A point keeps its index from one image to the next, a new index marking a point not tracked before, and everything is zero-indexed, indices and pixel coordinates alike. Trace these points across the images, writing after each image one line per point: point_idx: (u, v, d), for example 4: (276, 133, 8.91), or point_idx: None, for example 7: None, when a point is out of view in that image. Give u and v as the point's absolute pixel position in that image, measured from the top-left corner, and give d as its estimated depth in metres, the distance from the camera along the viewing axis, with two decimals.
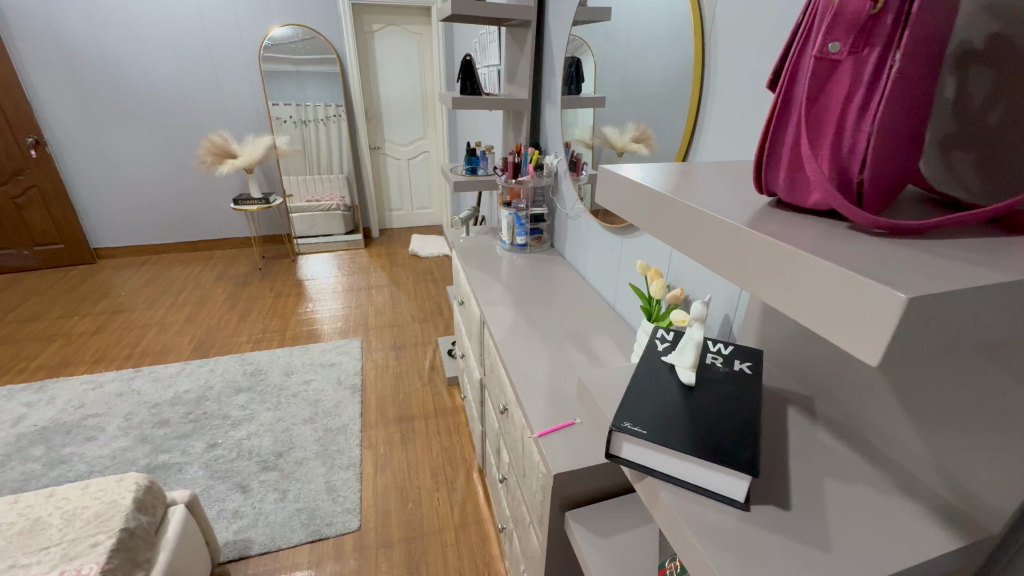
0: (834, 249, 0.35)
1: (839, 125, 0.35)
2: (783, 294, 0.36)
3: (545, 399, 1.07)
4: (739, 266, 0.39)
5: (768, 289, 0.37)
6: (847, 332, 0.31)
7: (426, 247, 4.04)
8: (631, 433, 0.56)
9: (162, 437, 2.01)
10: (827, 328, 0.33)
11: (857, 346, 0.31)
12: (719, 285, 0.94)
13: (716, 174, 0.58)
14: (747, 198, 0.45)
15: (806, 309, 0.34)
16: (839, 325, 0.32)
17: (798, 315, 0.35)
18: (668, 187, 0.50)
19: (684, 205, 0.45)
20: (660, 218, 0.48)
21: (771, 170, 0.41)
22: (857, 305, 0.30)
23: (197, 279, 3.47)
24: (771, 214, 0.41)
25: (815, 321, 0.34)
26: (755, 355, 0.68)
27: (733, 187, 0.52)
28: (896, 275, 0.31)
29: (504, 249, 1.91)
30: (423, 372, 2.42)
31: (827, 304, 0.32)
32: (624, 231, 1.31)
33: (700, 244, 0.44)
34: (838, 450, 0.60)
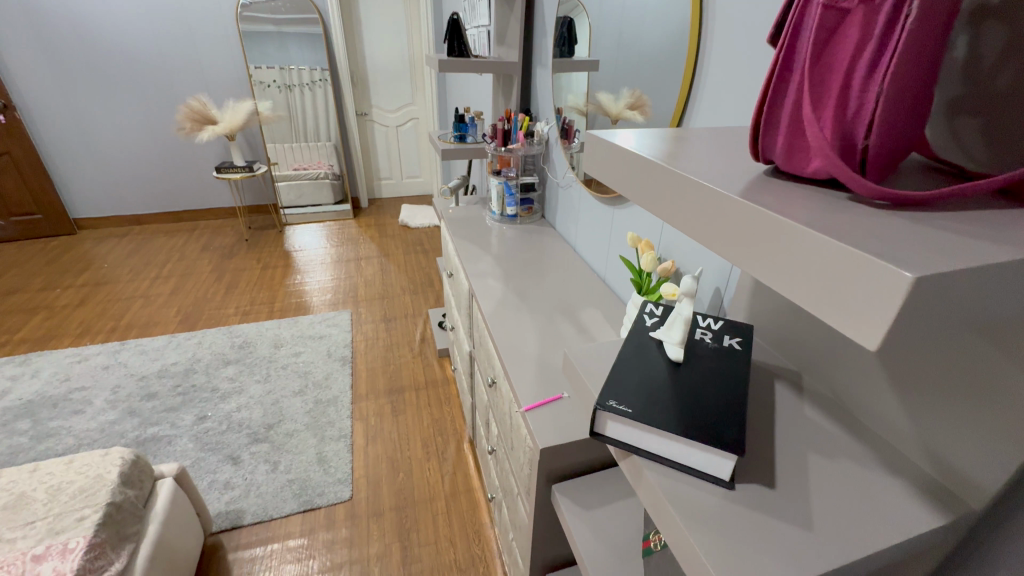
0: (834, 222, 0.32)
1: (844, 83, 0.32)
2: (777, 272, 0.34)
3: (533, 373, 1.06)
4: (732, 241, 0.37)
5: (762, 266, 0.35)
6: (846, 314, 0.29)
7: (416, 217, 3.97)
8: (618, 412, 0.54)
9: (151, 409, 2.00)
10: (824, 309, 0.31)
11: (854, 329, 0.29)
12: (710, 258, 0.92)
13: (711, 140, 0.55)
14: (742, 167, 0.42)
15: (803, 289, 0.32)
16: (838, 306, 0.29)
17: (794, 295, 0.33)
18: (660, 155, 0.46)
19: (676, 174, 0.42)
20: (651, 189, 0.45)
21: (769, 135, 0.38)
22: (858, 284, 0.28)
23: (182, 250, 3.40)
24: (766, 184, 0.38)
25: (810, 301, 0.31)
26: (745, 331, 0.66)
27: (728, 155, 0.48)
28: (901, 251, 0.28)
29: (493, 220, 1.87)
30: (414, 344, 2.41)
31: (825, 284, 0.30)
32: (616, 201, 1.28)
33: (691, 216, 0.41)
34: (825, 426, 0.58)
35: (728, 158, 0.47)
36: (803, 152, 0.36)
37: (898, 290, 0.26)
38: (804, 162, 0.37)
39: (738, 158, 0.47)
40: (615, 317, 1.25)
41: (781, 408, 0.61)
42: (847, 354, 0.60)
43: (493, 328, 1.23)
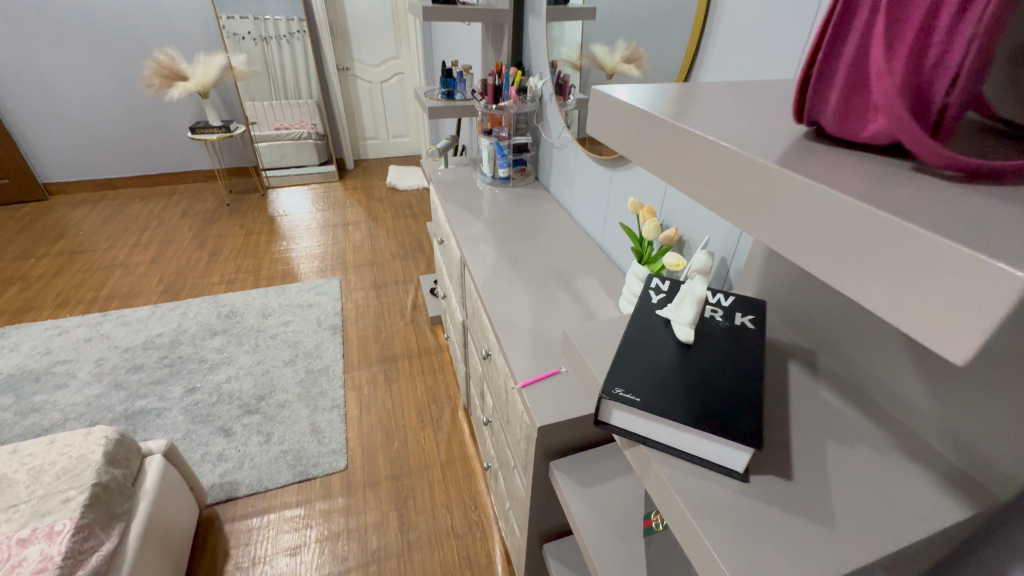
0: (901, 200, 0.27)
1: (924, 20, 0.26)
2: (825, 259, 0.28)
3: (529, 347, 1.02)
4: (770, 218, 0.31)
5: (807, 251, 0.30)
6: (917, 313, 0.24)
7: (404, 179, 3.83)
8: (624, 401, 0.50)
9: (137, 382, 1.96)
10: (889, 306, 0.25)
11: (931, 332, 0.23)
12: (717, 226, 0.87)
13: (732, 96, 0.48)
14: (776, 130, 0.36)
15: (860, 281, 0.26)
16: (907, 302, 0.24)
17: (849, 289, 0.27)
18: (678, 115, 0.40)
19: (697, 138, 0.36)
20: (668, 155, 0.39)
21: (819, 91, 0.32)
22: (936, 275, 0.23)
23: (160, 216, 3.27)
24: (810, 151, 0.32)
25: (869, 296, 0.26)
26: (758, 308, 0.62)
27: (756, 113, 0.42)
28: (990, 236, 0.23)
29: (484, 182, 1.78)
30: (405, 311, 2.37)
31: (893, 276, 0.25)
32: (614, 161, 1.21)
33: (718, 189, 0.35)
34: (841, 410, 0.55)
35: (758, 117, 0.41)
36: (861, 111, 0.30)
37: (989, 286, 0.20)
38: (861, 125, 0.31)
39: (770, 117, 0.41)
40: (614, 286, 1.20)
41: (795, 391, 0.58)
42: (869, 333, 0.56)
43: (486, 298, 1.18)
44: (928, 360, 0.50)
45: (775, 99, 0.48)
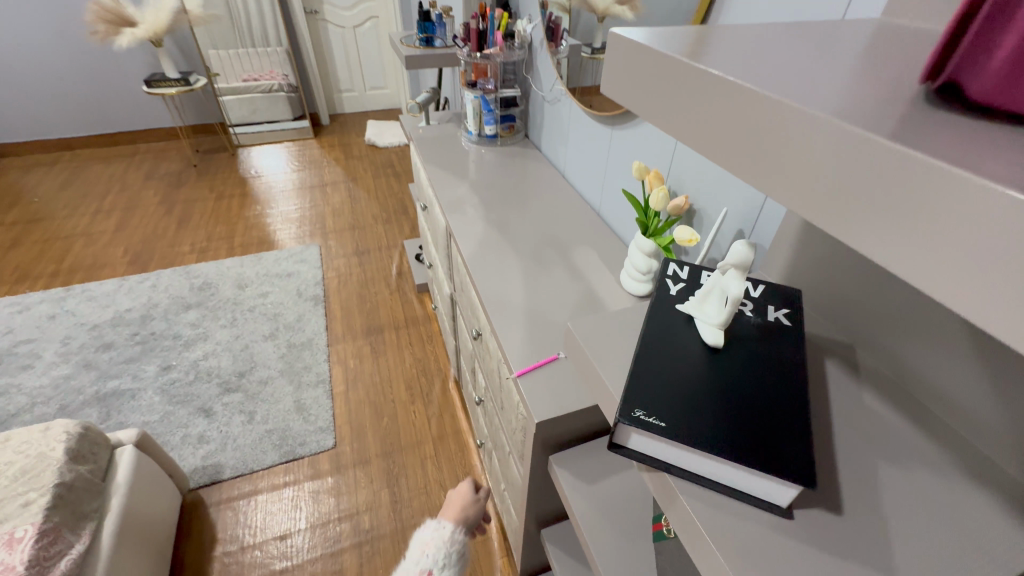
0: (958, 142, 0.21)
1: None
2: (826, 206, 0.24)
3: (524, 328, 0.94)
4: (767, 164, 0.27)
5: (806, 198, 0.25)
6: (926, 264, 0.20)
7: (384, 134, 3.60)
8: (649, 427, 0.41)
9: (108, 361, 1.85)
10: (891, 255, 0.22)
11: (939, 284, 0.20)
12: (736, 195, 0.77)
13: (789, 38, 0.38)
14: (858, 89, 0.27)
15: (865, 229, 0.23)
16: (911, 248, 0.21)
17: (847, 238, 0.24)
18: (693, 54, 0.32)
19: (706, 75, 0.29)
20: (667, 99, 0.33)
21: (975, 56, 0.22)
22: (946, 213, 0.19)
23: (122, 180, 3.04)
24: (934, 122, 0.23)
25: (871, 245, 0.23)
26: (793, 300, 0.53)
27: (818, 62, 0.32)
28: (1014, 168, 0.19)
29: (470, 141, 1.63)
30: (390, 279, 2.26)
31: (897, 219, 0.21)
32: (615, 117, 1.08)
33: (715, 133, 0.30)
34: (889, 420, 0.48)
35: (837, 74, 0.30)
36: None
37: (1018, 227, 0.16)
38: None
39: (853, 74, 0.30)
40: (614, 259, 1.11)
41: (835, 397, 0.51)
42: (925, 329, 0.48)
43: (475, 274, 1.08)
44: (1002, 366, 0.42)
45: (838, 43, 0.37)
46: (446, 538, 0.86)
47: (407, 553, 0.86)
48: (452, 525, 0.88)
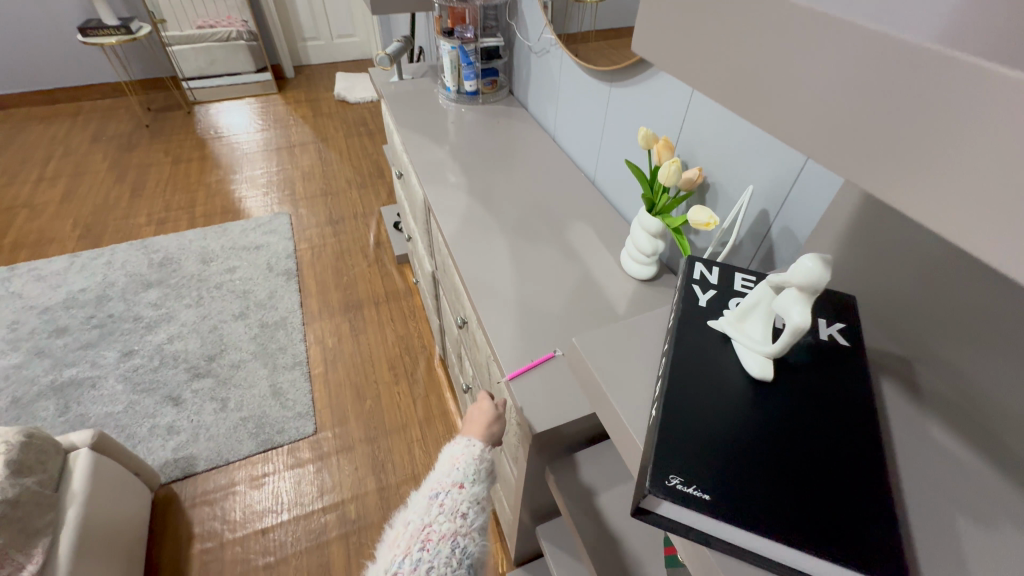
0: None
1: None
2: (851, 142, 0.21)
3: (516, 316, 0.84)
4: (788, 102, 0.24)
5: (829, 138, 0.22)
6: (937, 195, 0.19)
7: (355, 88, 3.33)
8: (689, 501, 0.33)
9: (63, 348, 1.71)
10: (919, 196, 0.19)
11: (965, 228, 0.18)
12: (763, 168, 0.66)
13: None
14: (976, 16, 0.19)
15: (890, 167, 0.20)
16: (938, 185, 0.18)
17: (874, 183, 0.21)
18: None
19: None
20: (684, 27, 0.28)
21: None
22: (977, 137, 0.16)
23: (66, 142, 2.77)
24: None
25: (896, 187, 0.20)
26: (848, 309, 0.44)
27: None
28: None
29: (448, 99, 1.46)
30: (368, 249, 2.11)
31: (927, 155, 0.19)
32: (615, 72, 0.94)
33: (733, 67, 0.26)
34: (964, 458, 0.40)
35: (1001, 11, 0.20)
36: None
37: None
38: None
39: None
40: (613, 237, 1.00)
41: (894, 429, 0.43)
42: (1005, 340, 0.40)
43: (458, 254, 0.97)
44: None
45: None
46: (476, 455, 0.73)
47: (432, 469, 0.74)
48: (480, 443, 0.75)
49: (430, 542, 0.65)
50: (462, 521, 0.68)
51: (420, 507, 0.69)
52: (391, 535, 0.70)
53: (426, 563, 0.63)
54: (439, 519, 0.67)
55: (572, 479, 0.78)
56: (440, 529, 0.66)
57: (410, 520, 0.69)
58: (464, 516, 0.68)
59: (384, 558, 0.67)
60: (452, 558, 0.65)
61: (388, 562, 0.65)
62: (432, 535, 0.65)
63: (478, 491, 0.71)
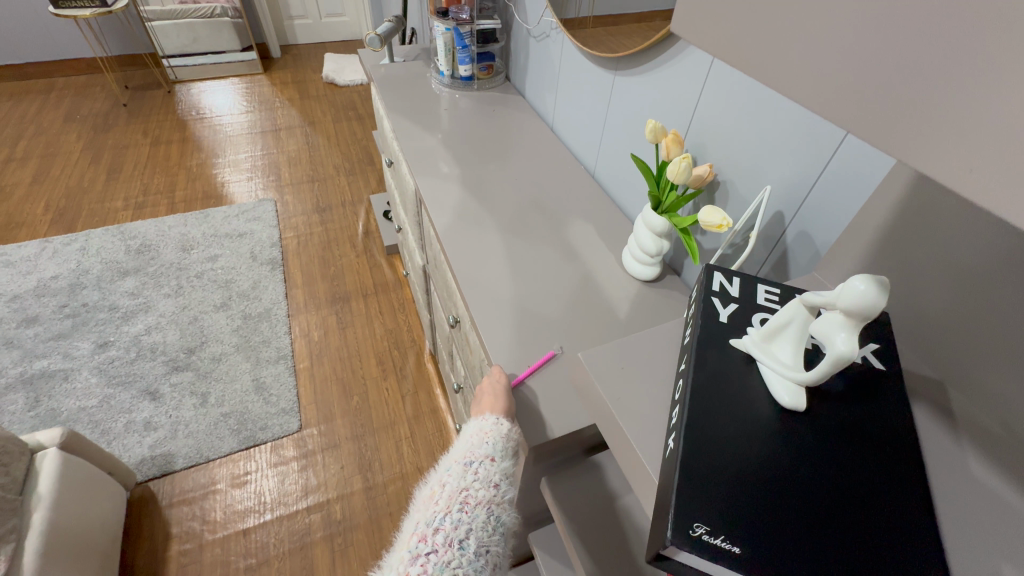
0: None
1: None
2: (884, 113, 0.19)
3: (511, 318, 0.80)
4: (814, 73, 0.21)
5: (856, 107, 0.20)
6: (976, 169, 0.16)
7: (344, 71, 3.22)
8: (717, 556, 0.29)
9: (34, 339, 1.63)
10: (963, 173, 0.16)
11: (1018, 212, 0.15)
12: (780, 167, 0.62)
13: None
14: None
15: (923, 131, 0.18)
16: (982, 156, 0.16)
17: (907, 154, 0.18)
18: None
19: None
20: None
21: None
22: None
23: (38, 120, 2.64)
24: None
25: (933, 159, 0.17)
26: (882, 330, 0.40)
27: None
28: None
29: (441, 84, 1.39)
30: (356, 239, 2.05)
31: (974, 122, 0.16)
32: (620, 58, 0.88)
33: (751, 39, 0.23)
34: (1007, 498, 0.36)
35: None
36: None
37: None
38: None
39: None
40: (614, 235, 0.95)
41: (930, 461, 0.39)
42: None
43: (451, 250, 0.91)
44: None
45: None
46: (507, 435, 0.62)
47: (457, 438, 0.65)
48: (509, 419, 0.63)
49: (468, 505, 0.58)
50: (497, 490, 0.60)
51: (454, 470, 0.61)
52: (424, 490, 0.62)
53: (466, 524, 0.57)
54: (475, 485, 0.59)
55: (570, 489, 0.74)
56: (477, 495, 0.59)
57: (444, 480, 0.61)
58: (499, 486, 0.60)
59: (417, 515, 0.60)
60: (489, 523, 0.58)
61: (424, 518, 0.58)
62: (470, 499, 0.58)
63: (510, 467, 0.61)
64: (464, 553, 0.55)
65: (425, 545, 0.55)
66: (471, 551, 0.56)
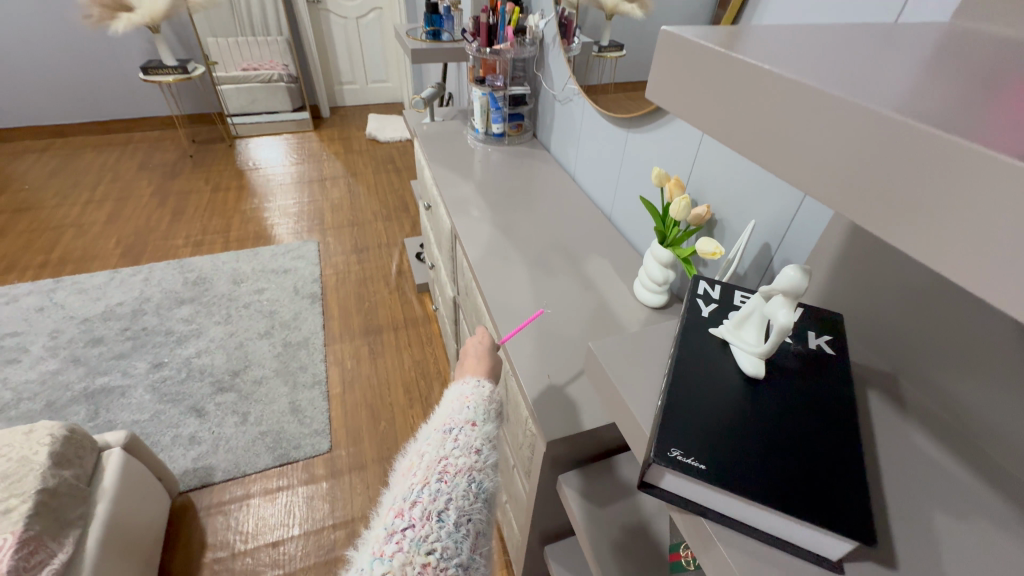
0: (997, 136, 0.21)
1: None
2: (866, 204, 0.24)
3: (533, 337, 0.90)
4: (773, 142, 0.29)
5: (807, 172, 0.27)
6: (945, 246, 0.21)
7: (386, 129, 3.55)
8: (687, 469, 0.38)
9: (98, 357, 1.80)
10: (938, 252, 0.22)
11: (991, 282, 0.20)
12: (765, 204, 0.73)
13: (831, 45, 0.35)
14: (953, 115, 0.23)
15: (904, 224, 0.23)
16: (953, 240, 0.21)
17: (893, 236, 0.24)
18: (724, 41, 0.32)
19: (758, 69, 0.29)
20: (716, 98, 0.32)
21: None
22: (976, 204, 0.20)
23: (116, 168, 2.97)
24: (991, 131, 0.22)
25: (914, 242, 0.23)
26: (835, 325, 0.49)
27: (895, 76, 0.30)
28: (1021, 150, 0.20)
29: (476, 139, 1.58)
30: (390, 277, 2.21)
31: (935, 214, 0.21)
32: (632, 119, 1.04)
33: (755, 142, 0.30)
34: (942, 464, 0.44)
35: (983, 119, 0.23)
36: None
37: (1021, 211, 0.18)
38: None
39: (931, 92, 0.27)
40: (627, 268, 1.07)
41: (879, 434, 0.47)
42: (973, 354, 0.45)
43: (482, 279, 1.04)
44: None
45: (921, 56, 0.34)
46: (485, 396, 0.70)
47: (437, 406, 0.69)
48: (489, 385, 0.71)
49: (448, 474, 0.59)
50: (478, 457, 0.62)
51: (433, 439, 0.64)
52: (402, 464, 0.64)
53: (444, 495, 0.58)
54: (455, 453, 0.62)
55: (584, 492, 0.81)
56: (457, 463, 0.60)
57: (422, 452, 0.63)
58: (480, 451, 0.63)
59: (396, 491, 0.60)
60: (469, 492, 0.59)
61: (401, 494, 0.59)
62: (449, 468, 0.60)
63: (490, 429, 0.66)
64: (443, 524, 0.55)
65: (401, 520, 0.55)
66: (450, 522, 0.56)
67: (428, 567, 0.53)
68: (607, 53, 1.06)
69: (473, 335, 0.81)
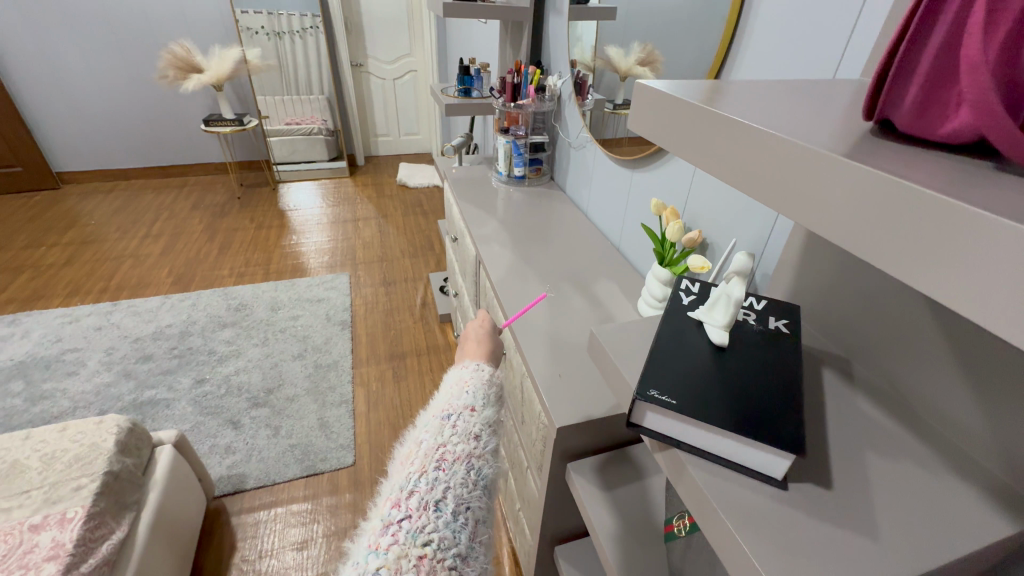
0: (956, 184, 0.26)
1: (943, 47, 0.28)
2: (872, 243, 0.28)
3: (547, 345, 1.02)
4: (768, 181, 0.35)
5: (810, 215, 0.32)
6: (939, 276, 0.25)
7: (416, 176, 3.83)
8: (660, 402, 0.49)
9: (147, 372, 1.96)
10: (938, 283, 0.25)
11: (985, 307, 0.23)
12: (745, 226, 0.86)
13: (764, 95, 0.48)
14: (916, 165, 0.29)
15: (906, 259, 0.27)
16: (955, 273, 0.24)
17: (901, 270, 0.27)
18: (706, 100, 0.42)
19: (752, 129, 0.35)
20: (722, 152, 0.39)
21: (897, 85, 0.31)
22: (967, 244, 0.24)
23: (172, 208, 3.28)
24: (883, 151, 0.30)
25: (916, 273, 0.26)
26: (791, 312, 0.61)
27: (829, 117, 0.39)
28: (979, 193, 0.25)
29: (500, 181, 1.77)
30: (415, 308, 2.37)
31: (930, 250, 0.25)
32: (638, 161, 1.19)
33: (760, 189, 0.36)
34: (881, 422, 0.54)
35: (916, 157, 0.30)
36: (940, 106, 0.30)
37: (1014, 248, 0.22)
38: (940, 120, 0.30)
39: (816, 118, 0.39)
40: (632, 289, 1.19)
41: (831, 399, 0.57)
42: (902, 335, 0.55)
43: (503, 297, 1.17)
44: (983, 382, 0.48)
45: (831, 102, 0.47)
46: (485, 378, 0.75)
47: (439, 391, 0.74)
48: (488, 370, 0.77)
49: (445, 462, 0.63)
50: (476, 444, 0.67)
51: (432, 426, 0.68)
52: (402, 451, 0.67)
53: (443, 483, 0.61)
54: (453, 441, 0.66)
55: None
56: (455, 451, 0.65)
57: (422, 439, 0.67)
58: (478, 438, 0.67)
59: (394, 480, 0.64)
60: (468, 479, 0.63)
61: (399, 484, 0.62)
62: (447, 456, 0.64)
63: (490, 414, 0.71)
64: (440, 513, 0.59)
65: (398, 512, 0.59)
66: (447, 511, 0.59)
67: (424, 558, 0.56)
68: (621, 109, 1.22)
69: (474, 320, 0.89)
